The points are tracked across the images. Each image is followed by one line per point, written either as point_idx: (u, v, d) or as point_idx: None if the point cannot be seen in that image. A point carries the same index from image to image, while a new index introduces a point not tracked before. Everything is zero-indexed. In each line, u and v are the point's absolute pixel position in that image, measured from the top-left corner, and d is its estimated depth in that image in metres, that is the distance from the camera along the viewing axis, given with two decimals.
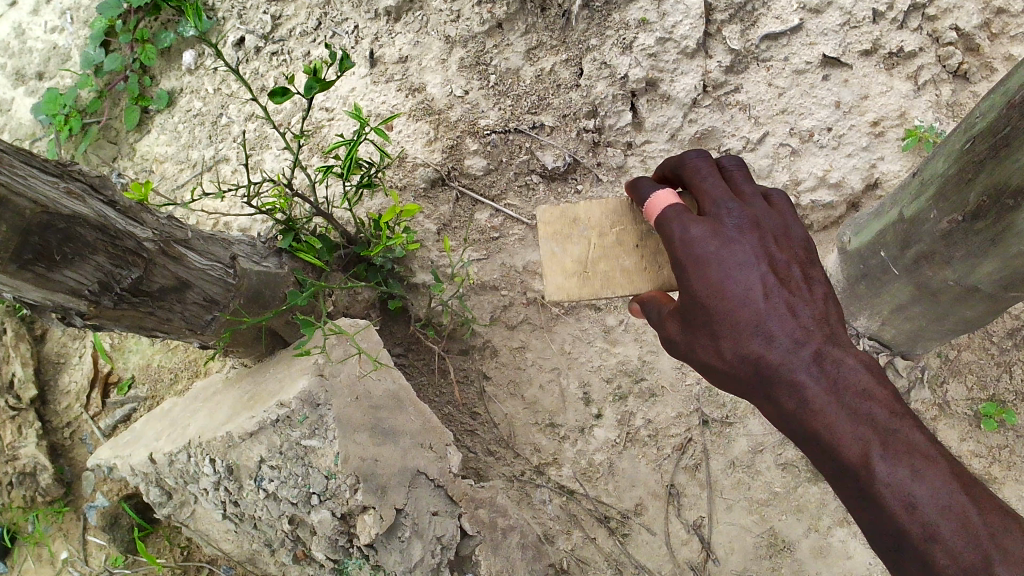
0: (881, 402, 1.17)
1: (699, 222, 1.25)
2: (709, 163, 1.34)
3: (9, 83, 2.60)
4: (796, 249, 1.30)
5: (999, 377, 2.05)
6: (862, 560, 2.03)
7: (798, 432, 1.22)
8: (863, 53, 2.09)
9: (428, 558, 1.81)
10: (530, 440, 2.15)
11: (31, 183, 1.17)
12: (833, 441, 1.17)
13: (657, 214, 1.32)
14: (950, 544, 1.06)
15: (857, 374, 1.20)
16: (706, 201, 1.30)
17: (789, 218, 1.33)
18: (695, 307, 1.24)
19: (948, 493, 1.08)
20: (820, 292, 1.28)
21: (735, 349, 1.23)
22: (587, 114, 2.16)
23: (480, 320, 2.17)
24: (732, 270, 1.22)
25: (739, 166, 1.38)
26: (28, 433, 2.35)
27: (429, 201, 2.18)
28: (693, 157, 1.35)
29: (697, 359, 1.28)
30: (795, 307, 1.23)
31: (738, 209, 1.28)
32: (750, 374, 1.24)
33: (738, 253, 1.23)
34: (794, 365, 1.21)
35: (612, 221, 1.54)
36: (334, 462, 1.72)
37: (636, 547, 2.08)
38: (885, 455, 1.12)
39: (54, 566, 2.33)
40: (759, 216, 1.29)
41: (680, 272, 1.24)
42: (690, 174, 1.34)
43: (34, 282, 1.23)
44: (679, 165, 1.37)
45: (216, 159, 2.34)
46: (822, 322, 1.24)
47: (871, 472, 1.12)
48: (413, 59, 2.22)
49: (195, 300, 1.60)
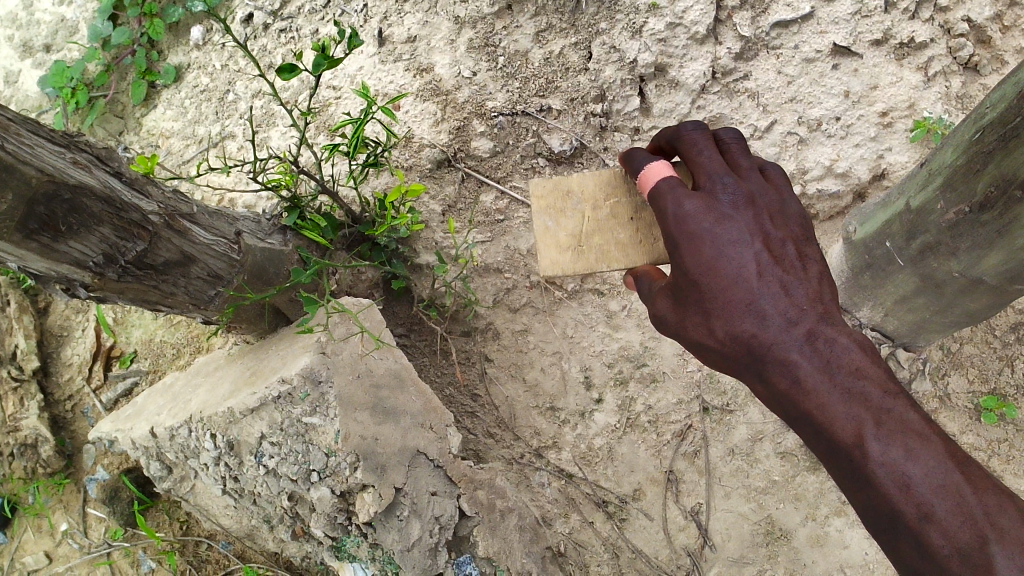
0: (875, 382, 1.16)
1: (694, 198, 1.24)
2: (706, 136, 1.32)
3: (16, 55, 2.60)
4: (791, 227, 1.29)
5: (1001, 371, 2.05)
6: (860, 550, 2.02)
7: (790, 411, 1.22)
8: (874, 43, 2.08)
9: (426, 538, 1.82)
10: (530, 423, 2.17)
11: (37, 152, 1.17)
12: (826, 421, 1.16)
13: (650, 186, 1.31)
14: (945, 523, 1.05)
15: (850, 352, 1.19)
16: (702, 174, 1.29)
17: (784, 193, 1.32)
18: (688, 284, 1.23)
19: (943, 472, 1.08)
20: (815, 270, 1.26)
21: (727, 328, 1.22)
22: (595, 98, 2.15)
23: (483, 302, 2.18)
24: (725, 247, 1.21)
25: (737, 139, 1.36)
26: (30, 405, 2.36)
27: (435, 181, 2.18)
28: (689, 129, 1.33)
29: (688, 336, 1.28)
30: (788, 284, 1.22)
31: (732, 184, 1.26)
32: (741, 353, 1.23)
33: (732, 230, 1.22)
34: (787, 344, 1.20)
35: (606, 192, 1.52)
36: (334, 439, 1.73)
37: (634, 531, 2.09)
38: (878, 434, 1.11)
39: (52, 538, 2.34)
40: (754, 191, 1.28)
41: (673, 247, 1.24)
42: (686, 146, 1.32)
43: (39, 252, 1.23)
44: (676, 136, 1.35)
45: (223, 135, 2.34)
46: (817, 300, 1.23)
47: (865, 452, 1.11)
48: (421, 39, 2.21)
49: (199, 275, 1.60)
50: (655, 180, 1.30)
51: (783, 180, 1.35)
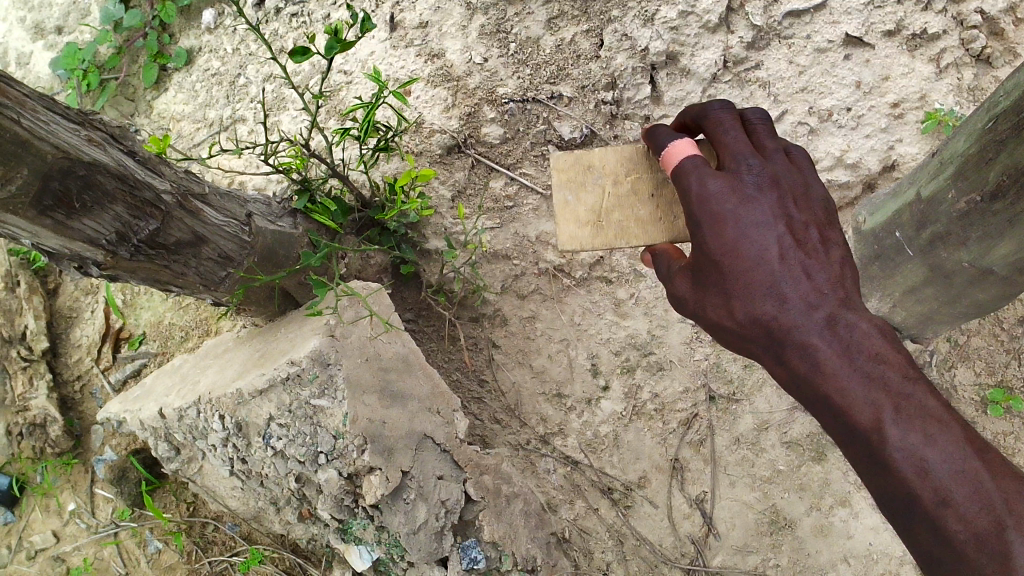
0: (894, 367, 1.16)
1: (718, 177, 1.25)
2: (733, 116, 1.33)
3: (28, 37, 2.60)
4: (814, 211, 1.29)
5: (1008, 364, 2.05)
6: (863, 540, 2.03)
7: (806, 395, 1.21)
8: (886, 34, 2.08)
9: (432, 521, 1.83)
10: (537, 410, 2.17)
11: (53, 129, 1.18)
12: (844, 405, 1.15)
13: (673, 164, 1.31)
14: (962, 509, 1.05)
15: (870, 338, 1.19)
16: (727, 155, 1.29)
17: (809, 175, 1.31)
18: (709, 265, 1.24)
19: (961, 458, 1.08)
20: (836, 255, 1.26)
21: (746, 310, 1.23)
22: (605, 86, 2.15)
23: (491, 288, 2.18)
24: (748, 229, 1.22)
25: (763, 120, 1.36)
26: (40, 384, 2.37)
27: (445, 167, 2.18)
28: (716, 108, 1.34)
29: (706, 318, 1.29)
30: (810, 269, 1.23)
31: (758, 166, 1.27)
32: (760, 335, 1.23)
33: (756, 212, 1.23)
34: (807, 328, 1.20)
35: (628, 168, 1.53)
36: (342, 422, 1.75)
37: (639, 519, 2.10)
38: (897, 419, 1.11)
39: (60, 518, 2.35)
40: (778, 173, 1.28)
41: (695, 227, 1.25)
42: (711, 125, 1.33)
43: (53, 229, 1.24)
44: (701, 115, 1.35)
45: (233, 119, 2.34)
46: (837, 286, 1.24)
47: (883, 437, 1.11)
48: (433, 24, 2.21)
49: (210, 256, 1.61)
50: (678, 157, 1.30)
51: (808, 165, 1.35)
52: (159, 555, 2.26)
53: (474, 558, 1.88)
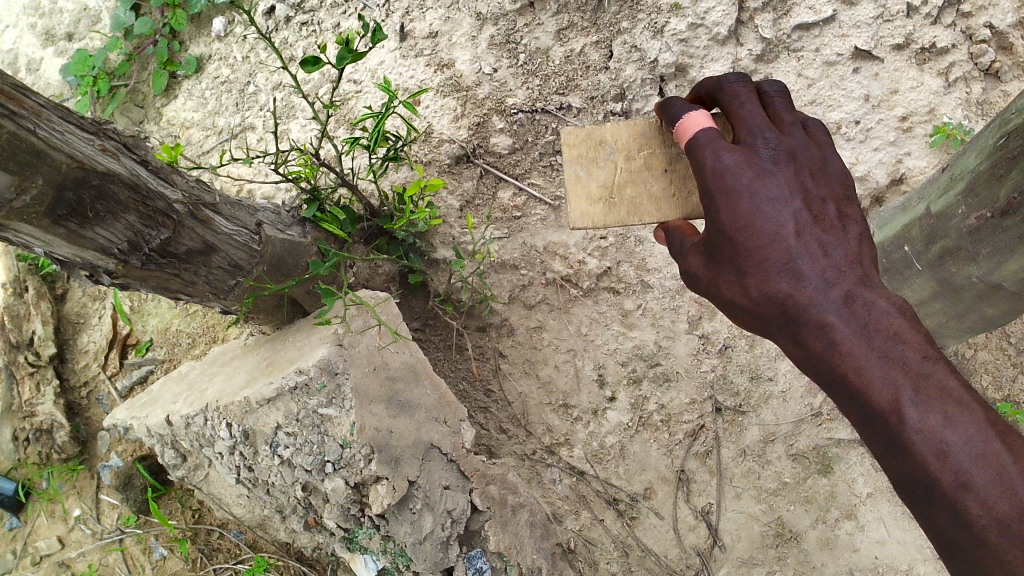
0: (913, 346, 1.11)
1: (734, 151, 1.21)
2: (748, 88, 1.30)
3: (38, 43, 2.61)
4: (832, 186, 1.26)
5: (1015, 378, 2.05)
6: (869, 553, 2.03)
7: (824, 375, 1.17)
8: (896, 47, 2.08)
9: (438, 531, 1.82)
10: (543, 420, 2.17)
11: (68, 139, 1.18)
12: (861, 384, 1.11)
13: (688, 136, 1.28)
14: (983, 493, 1.01)
15: (889, 317, 1.14)
16: (743, 129, 1.26)
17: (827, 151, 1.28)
18: (723, 241, 1.21)
19: (982, 439, 1.03)
20: (855, 231, 1.23)
21: (761, 287, 1.19)
22: (615, 97, 2.16)
23: (499, 298, 2.19)
24: (764, 203, 1.18)
25: (780, 93, 1.33)
26: (46, 391, 2.38)
27: (454, 177, 2.18)
28: (732, 81, 1.30)
29: (721, 295, 1.25)
30: (827, 245, 1.19)
31: (775, 140, 1.24)
32: (775, 312, 1.20)
33: (771, 186, 1.19)
34: (824, 305, 1.16)
35: (640, 143, 1.51)
36: (350, 431, 1.75)
37: (644, 530, 2.10)
38: (916, 399, 1.07)
39: (66, 523, 2.35)
40: (795, 147, 1.25)
41: (709, 203, 1.21)
42: (727, 99, 1.30)
43: (66, 238, 1.24)
44: (717, 87, 1.32)
45: (243, 127, 2.35)
46: (856, 262, 1.19)
47: (901, 417, 1.07)
48: (443, 34, 2.22)
49: (220, 264, 1.61)
50: (694, 129, 1.27)
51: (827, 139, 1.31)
52: (164, 561, 2.26)
53: (479, 568, 1.89)
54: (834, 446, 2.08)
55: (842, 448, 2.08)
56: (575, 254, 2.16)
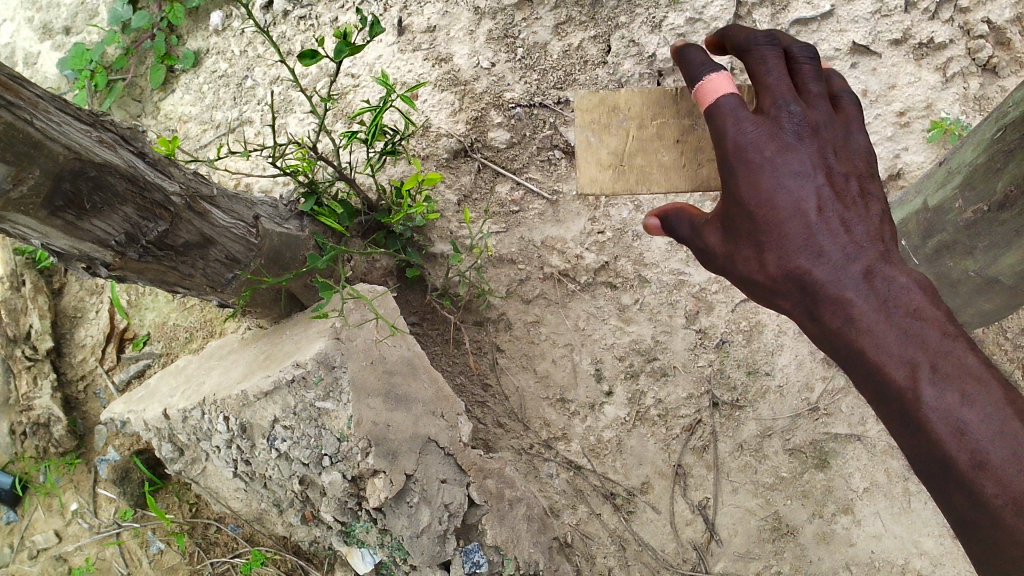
0: (932, 322, 1.11)
1: (757, 125, 1.20)
2: (775, 51, 1.25)
3: (35, 37, 2.61)
4: (855, 162, 1.25)
5: (1011, 373, 2.06)
6: (866, 548, 2.04)
7: (840, 352, 1.17)
8: (893, 43, 2.08)
9: (435, 525, 1.83)
10: (540, 415, 2.17)
11: (65, 130, 1.18)
12: (878, 360, 1.11)
13: (709, 99, 1.23)
14: (999, 472, 1.01)
15: (908, 292, 1.14)
16: (768, 98, 1.23)
17: (851, 127, 1.27)
18: (743, 215, 1.21)
19: (1000, 418, 1.02)
20: (876, 209, 1.22)
21: (780, 262, 1.19)
22: (613, 91, 2.16)
23: (496, 293, 2.18)
24: (785, 179, 1.18)
25: (812, 58, 1.27)
26: (44, 384, 2.37)
27: (451, 171, 2.18)
28: (761, 43, 1.25)
29: (737, 274, 1.25)
30: (848, 221, 1.19)
31: (799, 112, 1.21)
32: (793, 290, 1.20)
33: (793, 162, 1.19)
34: (842, 283, 1.17)
35: (653, 112, 1.52)
36: (346, 425, 1.75)
37: (641, 524, 2.10)
38: (933, 377, 1.07)
39: (63, 517, 2.35)
40: (819, 122, 1.23)
41: (728, 177, 1.21)
42: (755, 63, 1.25)
43: (63, 230, 1.24)
44: (745, 46, 1.26)
45: (241, 121, 2.35)
46: (875, 239, 1.19)
47: (917, 395, 1.07)
48: (440, 29, 2.22)
49: (217, 258, 1.61)
50: (717, 94, 1.22)
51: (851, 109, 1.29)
52: (161, 556, 2.26)
53: (477, 561, 1.88)
54: (831, 441, 2.09)
55: (838, 443, 2.09)
56: (572, 249, 2.17)
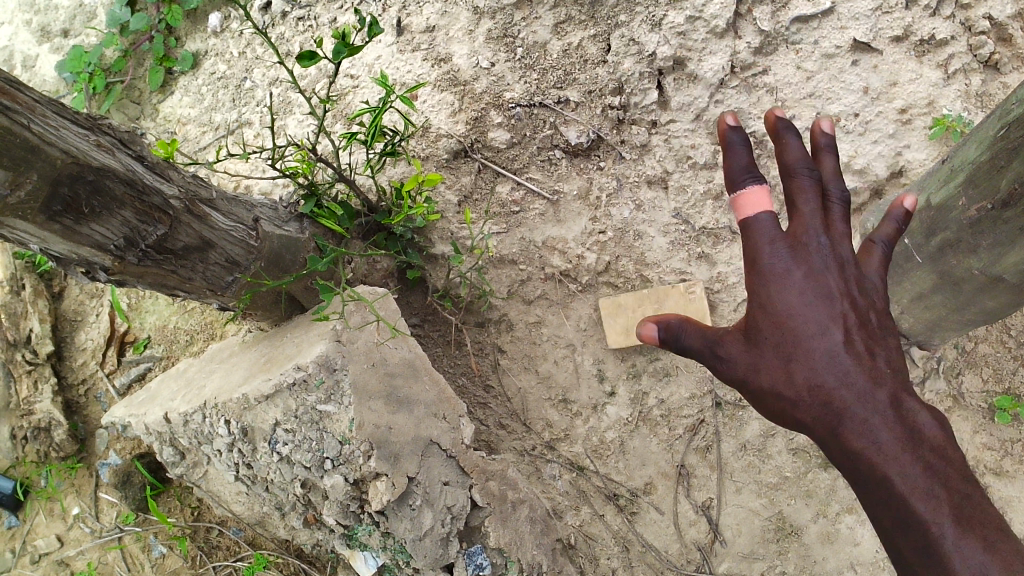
0: (954, 466, 1.17)
1: (791, 250, 1.26)
2: (817, 183, 1.31)
3: (33, 39, 2.60)
4: (877, 297, 1.30)
5: (1015, 371, 2.09)
6: (870, 547, 2.06)
7: (857, 482, 1.21)
8: (894, 39, 2.06)
9: (438, 527, 1.83)
10: (542, 416, 2.16)
11: (63, 134, 1.17)
12: (904, 496, 1.15)
13: (748, 216, 1.30)
14: None
15: (929, 429, 1.19)
16: (801, 224, 1.29)
17: (872, 265, 1.32)
18: (773, 332, 1.25)
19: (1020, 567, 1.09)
20: (892, 342, 1.27)
21: (806, 379, 1.22)
22: (613, 91, 2.15)
23: (498, 293, 2.17)
24: (815, 303, 1.23)
25: (843, 195, 1.33)
26: (44, 388, 2.36)
27: (451, 172, 2.17)
28: (801, 167, 1.31)
29: (759, 386, 1.26)
30: (872, 351, 1.23)
31: (828, 243, 1.27)
32: (817, 408, 1.22)
33: (823, 286, 1.24)
34: (868, 412, 1.19)
35: None
36: (349, 427, 1.74)
37: (644, 525, 2.09)
38: (958, 527, 1.12)
39: (64, 522, 2.34)
40: (847, 246, 1.29)
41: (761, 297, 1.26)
42: (795, 185, 1.31)
43: (61, 235, 1.23)
44: (787, 162, 1.32)
45: (239, 123, 2.34)
46: (897, 372, 1.23)
47: (940, 533, 1.12)
48: (440, 28, 2.22)
49: (217, 261, 1.61)
50: (756, 210, 1.29)
51: (876, 249, 1.35)
52: (164, 559, 2.26)
53: (479, 564, 1.88)
54: None
55: None
56: (574, 249, 2.15)
